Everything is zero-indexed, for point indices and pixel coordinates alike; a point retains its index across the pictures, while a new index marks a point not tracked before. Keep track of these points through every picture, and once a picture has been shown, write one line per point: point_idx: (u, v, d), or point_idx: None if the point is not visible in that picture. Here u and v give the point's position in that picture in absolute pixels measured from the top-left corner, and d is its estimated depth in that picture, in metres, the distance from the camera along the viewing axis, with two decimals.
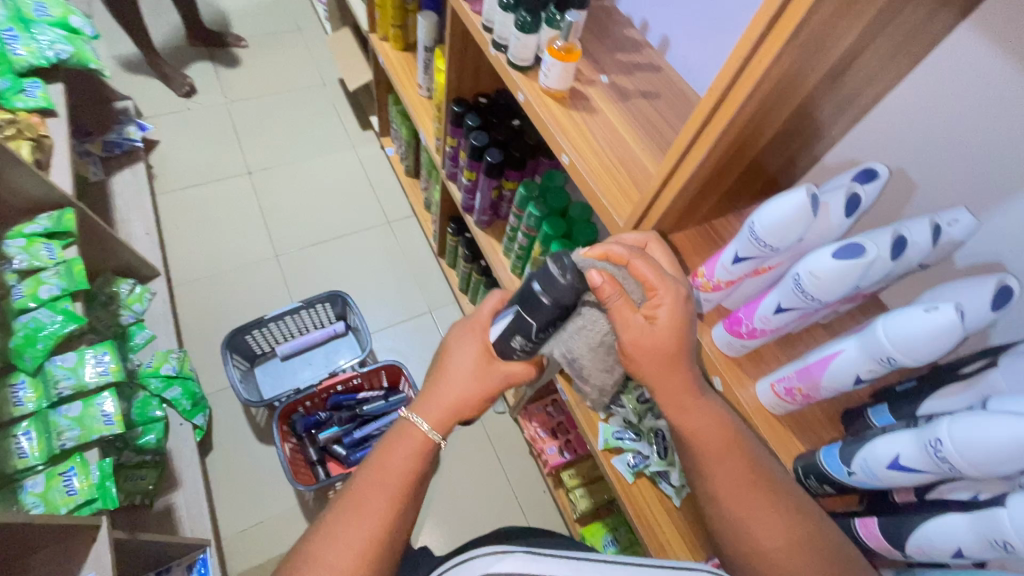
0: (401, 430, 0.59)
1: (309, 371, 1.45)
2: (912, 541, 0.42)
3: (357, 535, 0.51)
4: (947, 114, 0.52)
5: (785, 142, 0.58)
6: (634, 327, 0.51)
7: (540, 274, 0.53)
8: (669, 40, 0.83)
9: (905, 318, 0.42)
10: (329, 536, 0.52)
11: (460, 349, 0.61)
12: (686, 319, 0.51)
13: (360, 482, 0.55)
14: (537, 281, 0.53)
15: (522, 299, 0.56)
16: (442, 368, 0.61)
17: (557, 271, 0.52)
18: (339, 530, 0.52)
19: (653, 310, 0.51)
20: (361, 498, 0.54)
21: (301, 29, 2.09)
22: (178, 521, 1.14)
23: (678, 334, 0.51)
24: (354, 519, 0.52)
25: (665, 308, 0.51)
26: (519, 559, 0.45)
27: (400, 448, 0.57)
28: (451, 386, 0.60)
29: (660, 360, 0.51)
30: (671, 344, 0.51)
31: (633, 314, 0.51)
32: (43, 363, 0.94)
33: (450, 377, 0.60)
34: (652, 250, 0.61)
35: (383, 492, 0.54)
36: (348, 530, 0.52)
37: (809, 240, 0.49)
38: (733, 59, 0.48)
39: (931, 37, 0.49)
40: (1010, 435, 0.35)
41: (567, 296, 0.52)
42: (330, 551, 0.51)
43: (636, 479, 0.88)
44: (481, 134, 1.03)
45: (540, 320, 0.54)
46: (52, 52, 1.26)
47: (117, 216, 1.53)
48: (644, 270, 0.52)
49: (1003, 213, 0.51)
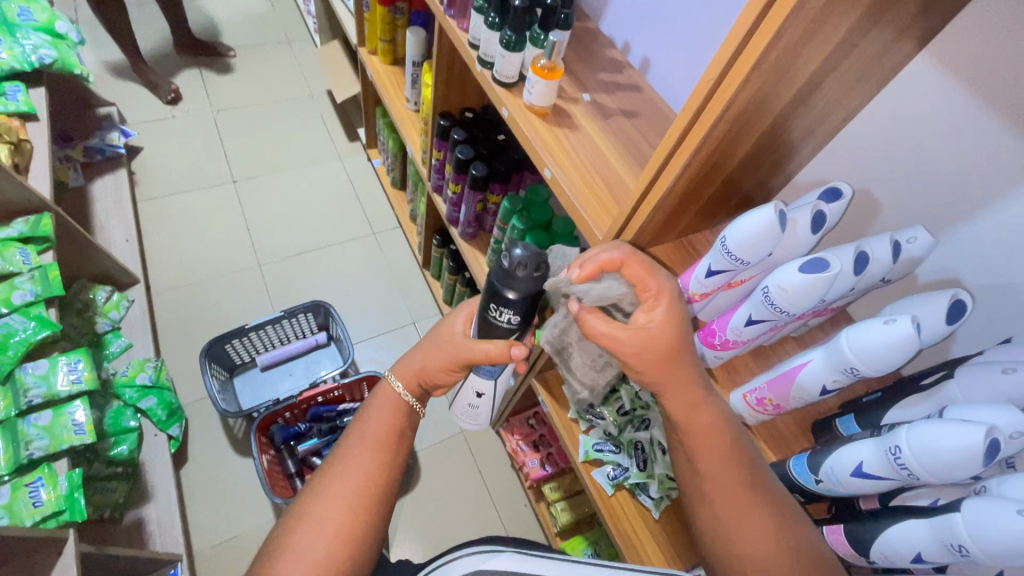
0: (380, 395, 0.63)
1: (289, 382, 1.43)
2: (875, 546, 0.44)
3: (348, 487, 0.55)
4: (908, 137, 0.55)
5: (756, 162, 0.61)
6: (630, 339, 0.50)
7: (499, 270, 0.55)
8: (650, 62, 0.85)
9: (867, 329, 0.44)
10: (324, 487, 0.56)
11: (441, 324, 0.65)
12: (663, 347, 0.50)
13: (343, 446, 0.60)
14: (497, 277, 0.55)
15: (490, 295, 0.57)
16: (422, 339, 0.66)
17: (522, 258, 0.53)
18: (332, 484, 0.56)
19: (647, 315, 0.51)
20: (344, 453, 0.58)
21: (290, 40, 2.11)
22: (148, 535, 1.11)
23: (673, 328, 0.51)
24: (343, 474, 0.56)
25: (660, 310, 0.51)
26: (509, 557, 0.50)
27: (376, 414, 0.62)
28: (424, 350, 0.63)
29: (659, 360, 0.51)
30: (668, 343, 0.51)
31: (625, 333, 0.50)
32: (13, 370, 0.92)
33: (427, 345, 0.64)
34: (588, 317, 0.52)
35: (365, 447, 0.58)
36: (337, 487, 0.55)
37: (778, 254, 0.51)
38: (705, 81, 0.50)
39: (891, 66, 0.52)
40: (961, 441, 0.37)
41: (527, 286, 0.54)
42: (319, 507, 0.54)
43: (616, 492, 0.87)
44: (467, 148, 1.05)
45: (502, 311, 0.57)
46: (35, 57, 1.26)
47: (96, 221, 1.51)
48: (635, 272, 0.53)
49: (961, 232, 0.54)
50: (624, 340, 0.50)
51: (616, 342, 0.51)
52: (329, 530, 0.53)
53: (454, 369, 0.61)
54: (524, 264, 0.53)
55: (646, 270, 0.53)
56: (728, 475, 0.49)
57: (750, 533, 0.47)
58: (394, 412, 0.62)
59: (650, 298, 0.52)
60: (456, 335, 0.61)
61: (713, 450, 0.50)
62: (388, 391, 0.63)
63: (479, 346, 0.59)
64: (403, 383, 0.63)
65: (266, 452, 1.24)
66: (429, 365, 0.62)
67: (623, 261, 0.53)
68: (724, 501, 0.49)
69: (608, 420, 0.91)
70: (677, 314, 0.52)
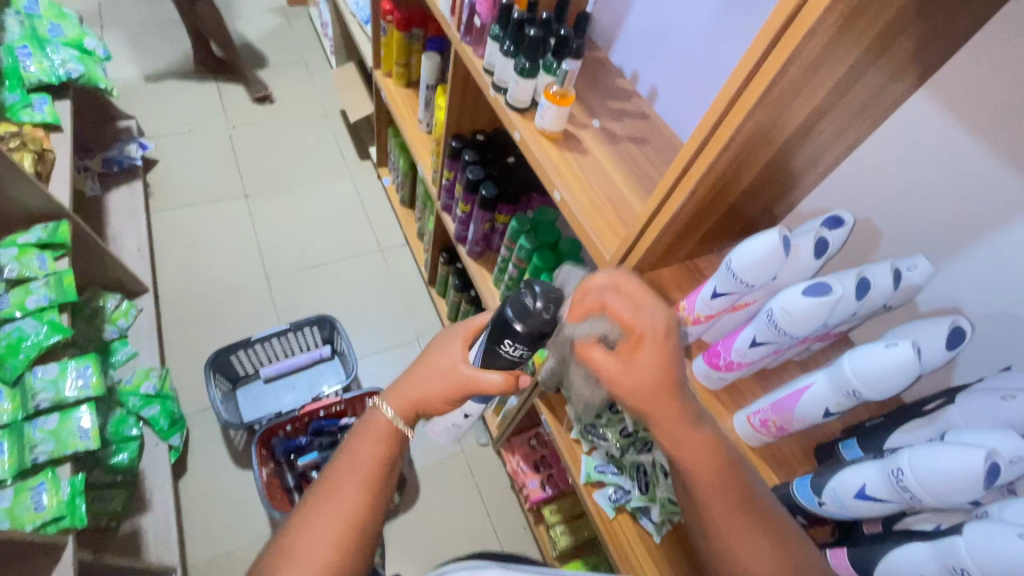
0: (371, 422, 0.61)
1: (291, 395, 1.43)
2: (880, 570, 0.44)
3: (336, 519, 0.54)
4: (908, 170, 0.57)
5: (761, 189, 0.63)
6: (616, 374, 0.49)
7: (515, 302, 0.56)
8: (657, 92, 0.88)
9: (870, 352, 0.45)
10: (311, 520, 0.54)
11: (440, 350, 0.63)
12: (651, 383, 0.48)
13: (330, 473, 0.58)
14: (512, 310, 0.55)
15: (500, 330, 0.57)
16: (417, 365, 0.64)
17: (538, 295, 0.55)
18: (319, 516, 0.54)
19: (632, 352, 0.49)
20: (332, 484, 0.56)
21: (307, 61, 2.17)
22: (144, 545, 1.11)
23: (663, 370, 0.48)
24: (330, 505, 0.54)
25: (648, 351, 0.48)
26: None
27: (366, 442, 0.59)
28: (421, 378, 0.62)
29: (647, 398, 0.48)
30: (654, 383, 0.48)
31: (614, 367, 0.49)
32: (24, 373, 0.93)
33: (425, 372, 0.62)
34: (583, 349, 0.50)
35: (354, 476, 0.57)
36: (324, 518, 0.54)
37: (782, 278, 0.53)
38: (712, 111, 0.52)
39: (890, 102, 0.54)
40: (963, 463, 0.37)
41: (542, 325, 0.55)
42: (307, 539, 0.52)
43: (618, 514, 0.86)
44: (477, 169, 1.08)
45: (512, 348, 0.58)
46: (63, 71, 1.30)
47: (110, 231, 1.54)
48: (621, 310, 0.50)
49: (962, 262, 0.55)
50: (613, 378, 0.49)
51: (601, 373, 0.50)
52: (317, 564, 0.51)
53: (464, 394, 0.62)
54: (539, 298, 0.55)
55: (632, 309, 0.50)
56: (730, 508, 0.48)
57: (747, 551, 0.47)
58: (384, 440, 0.60)
59: (638, 341, 0.48)
60: (459, 364, 0.60)
61: (717, 484, 0.49)
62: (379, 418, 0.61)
63: (484, 376, 0.59)
64: (396, 410, 0.61)
65: (266, 465, 1.24)
66: (430, 392, 0.61)
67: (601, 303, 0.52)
68: (725, 521, 0.48)
69: (610, 442, 0.91)
70: (665, 356, 0.48)
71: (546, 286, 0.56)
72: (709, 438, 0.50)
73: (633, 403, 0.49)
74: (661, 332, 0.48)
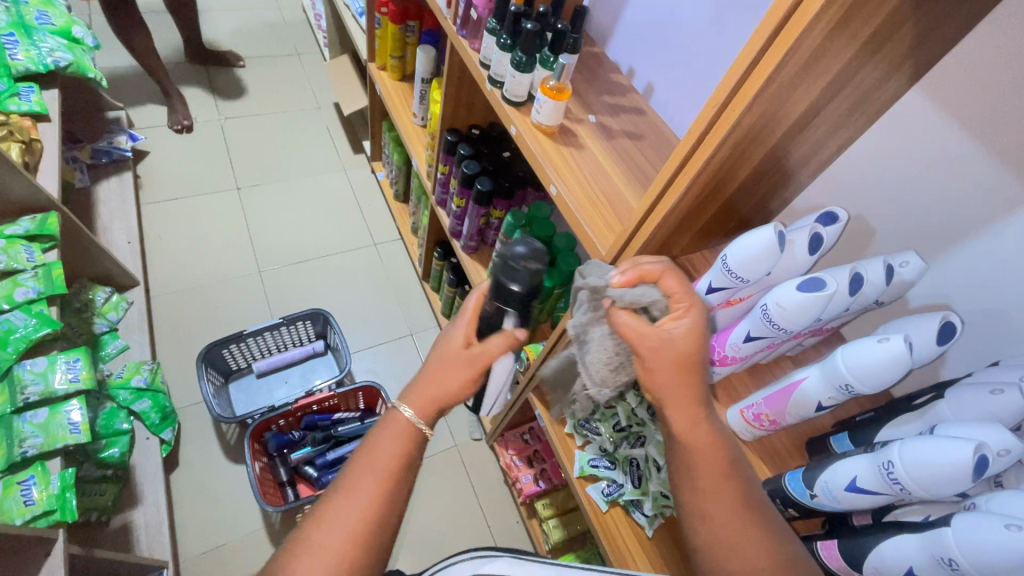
0: (391, 422, 0.60)
1: (284, 390, 1.43)
2: (869, 561, 0.44)
3: (350, 517, 0.52)
4: (900, 167, 0.57)
5: (755, 186, 0.63)
6: (653, 344, 0.52)
7: (502, 268, 0.61)
8: (653, 87, 0.89)
9: (862, 347, 0.46)
10: (326, 515, 0.53)
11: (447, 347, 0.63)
12: (683, 355, 0.52)
13: (349, 469, 0.57)
14: (503, 275, 0.60)
15: (498, 295, 0.62)
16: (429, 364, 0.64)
17: (524, 253, 0.59)
18: (334, 514, 0.53)
19: (670, 323, 0.53)
20: (349, 481, 0.55)
21: (300, 53, 2.15)
22: (135, 539, 1.10)
23: (696, 346, 0.53)
24: (346, 503, 0.53)
25: (687, 327, 0.53)
26: (506, 562, 0.50)
27: (387, 441, 0.58)
28: (435, 373, 0.62)
29: (675, 372, 0.52)
30: (682, 355, 0.52)
31: (652, 334, 0.52)
32: (12, 366, 0.92)
33: (438, 372, 0.62)
34: (621, 314, 0.53)
35: (370, 475, 0.55)
36: (339, 516, 0.52)
37: (777, 273, 0.53)
38: (710, 107, 0.52)
39: (884, 100, 0.55)
40: (951, 457, 0.38)
41: (531, 279, 0.60)
42: (322, 533, 0.51)
43: (610, 508, 0.86)
44: (472, 163, 1.08)
45: (515, 307, 0.62)
46: (51, 59, 1.28)
47: (99, 223, 1.52)
48: (674, 285, 0.55)
49: (953, 258, 0.56)
50: (648, 347, 0.52)
51: (637, 339, 0.52)
52: (330, 560, 0.50)
53: (459, 388, 0.62)
54: (525, 257, 0.59)
55: (682, 285, 0.55)
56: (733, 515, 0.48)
57: (745, 553, 0.46)
58: (405, 442, 0.58)
59: (680, 312, 0.54)
60: (469, 346, 0.63)
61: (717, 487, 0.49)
62: (400, 419, 0.60)
63: (492, 344, 0.64)
64: (415, 410, 0.60)
65: (259, 459, 1.23)
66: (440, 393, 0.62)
67: (661, 272, 0.55)
68: (727, 514, 0.48)
69: (604, 437, 0.90)
70: (700, 336, 0.53)
71: (524, 244, 0.60)
72: (715, 430, 0.52)
73: (657, 377, 0.52)
74: (700, 312, 0.54)
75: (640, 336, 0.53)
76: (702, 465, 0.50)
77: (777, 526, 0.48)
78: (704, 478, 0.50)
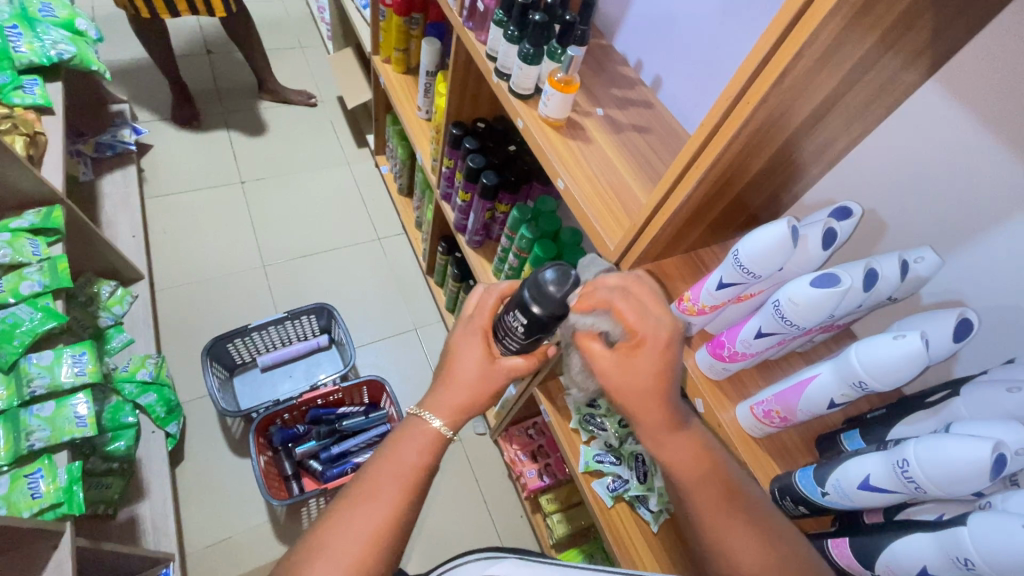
0: (410, 427, 0.59)
1: (288, 384, 1.43)
2: (882, 559, 0.44)
3: (369, 523, 0.52)
4: (915, 162, 0.56)
5: (767, 179, 0.62)
6: (613, 373, 0.53)
7: (532, 284, 0.59)
8: (661, 80, 0.87)
9: (877, 344, 0.45)
10: (343, 520, 0.52)
11: (463, 353, 0.62)
12: (645, 383, 0.52)
13: (371, 473, 0.56)
14: (529, 292, 0.59)
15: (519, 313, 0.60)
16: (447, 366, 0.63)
17: (554, 278, 0.58)
18: (350, 516, 0.52)
19: (629, 352, 0.52)
20: (369, 487, 0.54)
21: (303, 46, 2.14)
22: (141, 533, 1.11)
23: (659, 375, 0.52)
24: (364, 506, 0.53)
25: (648, 358, 0.51)
26: (511, 563, 0.50)
27: (408, 445, 0.58)
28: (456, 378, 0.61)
29: (638, 400, 0.52)
30: (648, 382, 0.52)
31: (611, 365, 0.53)
32: (18, 359, 0.92)
33: (456, 378, 0.61)
34: (586, 343, 0.55)
35: (392, 481, 0.55)
36: (357, 518, 0.52)
37: (789, 268, 0.53)
38: (723, 99, 0.51)
39: (901, 92, 0.54)
40: (969, 456, 0.38)
41: (559, 305, 0.58)
42: (340, 538, 0.51)
43: (615, 503, 0.85)
44: (478, 157, 1.07)
45: (534, 329, 0.60)
46: (54, 52, 1.27)
47: (104, 217, 1.52)
48: (628, 315, 0.52)
49: (967, 254, 0.55)
50: (611, 376, 0.53)
51: (598, 367, 0.54)
52: (348, 563, 0.50)
53: (466, 384, 0.61)
54: (557, 282, 0.58)
55: (638, 313, 0.52)
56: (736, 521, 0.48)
57: (746, 555, 0.47)
58: (427, 449, 0.58)
59: (638, 345, 0.52)
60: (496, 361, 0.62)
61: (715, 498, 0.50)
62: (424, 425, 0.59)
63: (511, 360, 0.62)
64: (443, 420, 0.59)
65: (264, 453, 1.24)
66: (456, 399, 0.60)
67: (611, 303, 0.53)
68: (719, 519, 0.49)
69: (609, 432, 0.92)
70: (662, 364, 0.51)
71: (559, 268, 0.59)
72: (692, 440, 0.53)
73: (626, 403, 0.53)
74: (663, 341, 0.51)
75: (602, 367, 0.53)
76: (682, 476, 0.51)
77: (768, 521, 0.48)
78: (702, 489, 0.50)
